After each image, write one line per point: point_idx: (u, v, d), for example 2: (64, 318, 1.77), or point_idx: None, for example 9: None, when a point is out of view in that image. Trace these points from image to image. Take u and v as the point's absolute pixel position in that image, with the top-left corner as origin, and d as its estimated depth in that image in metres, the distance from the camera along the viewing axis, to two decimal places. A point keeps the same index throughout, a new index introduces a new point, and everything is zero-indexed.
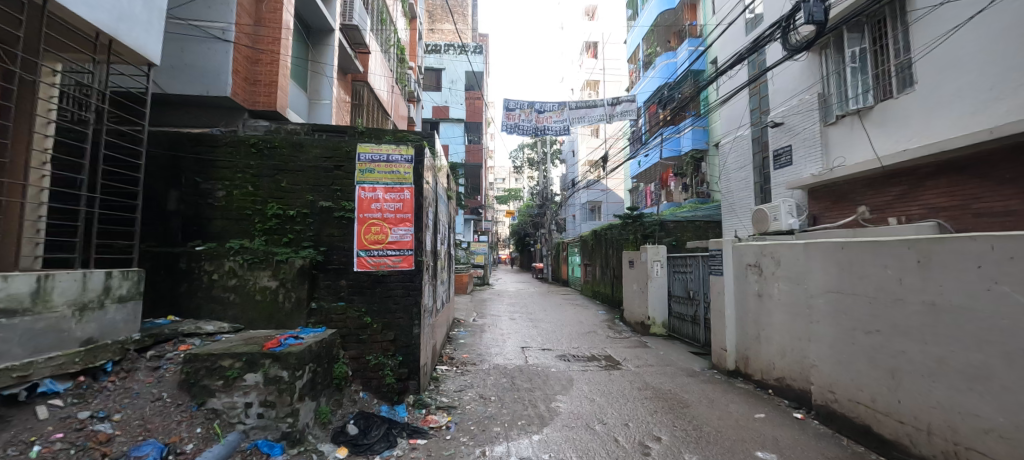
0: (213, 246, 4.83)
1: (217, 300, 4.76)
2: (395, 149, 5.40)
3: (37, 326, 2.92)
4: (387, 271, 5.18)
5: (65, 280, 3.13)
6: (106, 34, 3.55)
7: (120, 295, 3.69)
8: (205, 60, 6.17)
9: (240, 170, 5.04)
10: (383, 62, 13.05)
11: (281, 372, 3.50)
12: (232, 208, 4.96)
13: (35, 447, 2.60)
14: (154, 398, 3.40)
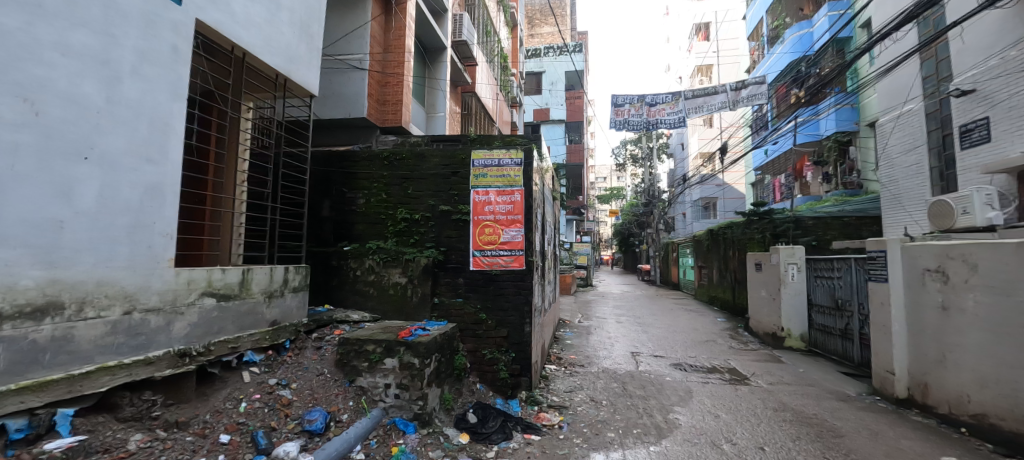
0: (357, 246, 5.61)
1: (360, 293, 5.51)
2: (506, 154, 5.63)
3: (243, 307, 3.74)
4: (500, 270, 5.43)
5: (259, 273, 3.95)
6: (282, 74, 4.37)
7: (295, 286, 4.49)
8: (347, 88, 7.24)
9: (375, 179, 5.78)
10: (489, 72, 13.74)
11: (413, 359, 3.91)
12: (370, 212, 5.71)
13: (242, 403, 3.32)
14: (319, 372, 4.06)
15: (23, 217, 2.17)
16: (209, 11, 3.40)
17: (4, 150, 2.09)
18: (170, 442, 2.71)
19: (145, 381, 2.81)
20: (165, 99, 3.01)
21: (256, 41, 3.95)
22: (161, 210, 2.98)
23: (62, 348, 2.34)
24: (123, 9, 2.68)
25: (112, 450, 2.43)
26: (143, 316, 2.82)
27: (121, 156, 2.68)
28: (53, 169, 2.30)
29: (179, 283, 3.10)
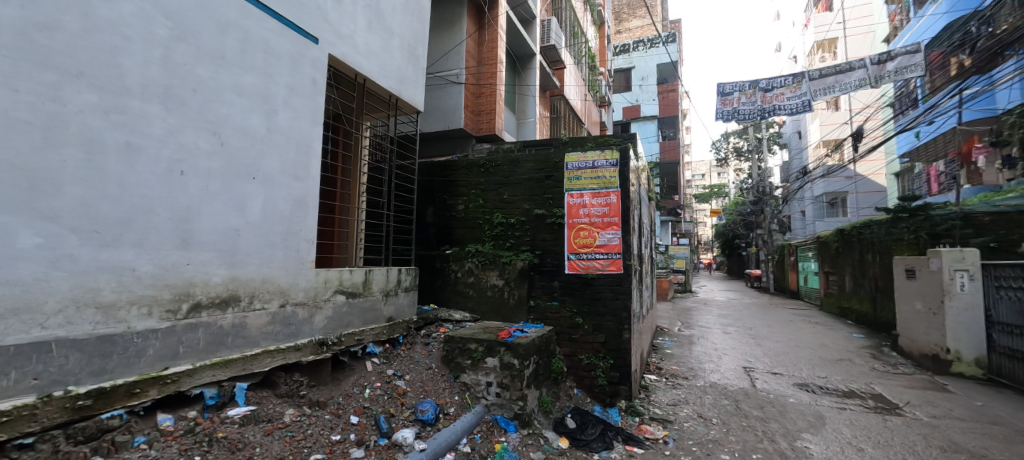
0: (457, 249, 5.96)
1: (461, 294, 5.84)
2: (600, 155, 5.50)
3: (366, 304, 4.20)
4: (596, 274, 5.31)
5: (378, 274, 4.39)
6: (394, 94, 4.84)
7: (407, 286, 4.91)
8: (447, 102, 7.75)
9: (473, 186, 6.08)
10: (576, 73, 13.60)
11: (513, 359, 4.02)
12: (468, 217, 6.03)
13: (367, 390, 3.71)
14: (428, 366, 4.36)
15: (213, 227, 2.73)
16: (338, 46, 3.91)
17: (201, 175, 2.66)
18: (315, 417, 3.09)
19: (295, 363, 3.32)
20: (308, 124, 3.52)
21: (374, 68, 4.44)
22: (305, 219, 3.48)
23: (239, 333, 2.89)
24: (277, 53, 3.22)
25: (273, 421, 2.84)
26: (293, 308, 3.33)
27: (277, 174, 3.21)
28: (231, 188, 2.86)
29: (318, 282, 3.60)
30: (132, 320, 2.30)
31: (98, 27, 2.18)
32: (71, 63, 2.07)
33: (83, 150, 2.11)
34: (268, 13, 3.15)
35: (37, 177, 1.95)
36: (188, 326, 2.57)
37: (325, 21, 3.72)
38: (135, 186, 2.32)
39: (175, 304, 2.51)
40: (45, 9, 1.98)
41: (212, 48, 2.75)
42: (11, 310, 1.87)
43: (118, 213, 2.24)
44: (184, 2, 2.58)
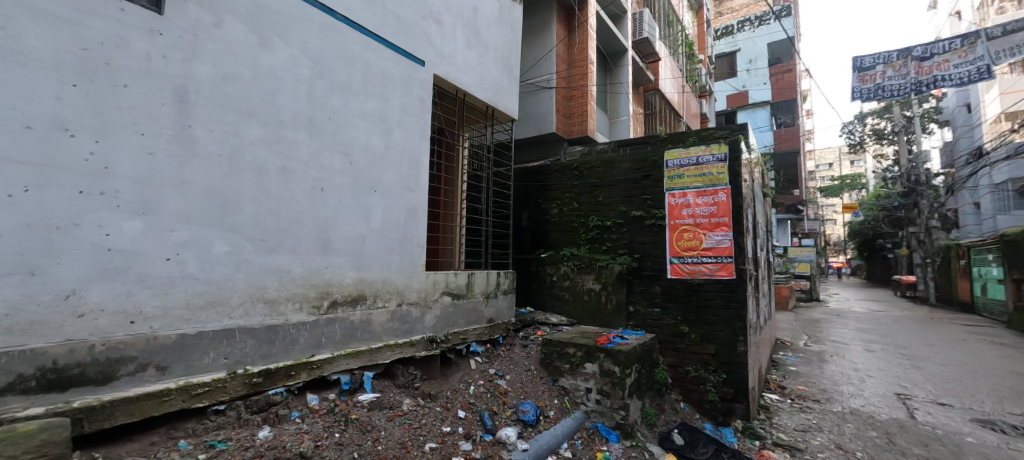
0: (552, 253, 5.99)
1: (557, 298, 5.85)
2: (704, 150, 5.08)
3: (469, 305, 4.44)
4: (703, 280, 4.92)
5: (479, 276, 4.61)
6: (490, 105, 5.06)
7: (505, 288, 5.08)
8: (538, 107, 7.87)
9: (567, 189, 6.07)
10: (673, 65, 12.76)
11: (614, 367, 3.90)
12: (563, 221, 6.02)
13: (471, 386, 3.90)
14: (527, 368, 4.44)
15: (345, 235, 3.15)
16: (441, 65, 4.22)
17: (335, 190, 3.09)
18: (428, 408, 3.33)
19: (410, 357, 3.65)
20: (418, 140, 3.86)
21: (472, 82, 4.70)
22: (417, 226, 3.82)
23: (365, 328, 3.27)
24: (392, 78, 3.61)
25: (394, 408, 3.13)
26: (408, 307, 3.68)
27: (393, 186, 3.58)
28: (358, 200, 3.26)
29: (428, 283, 3.92)
30: (287, 314, 2.76)
31: (263, 74, 2.67)
32: (245, 105, 2.58)
33: (253, 174, 2.60)
34: (384, 44, 3.55)
35: (225, 198, 2.46)
36: (327, 320, 3.00)
37: (430, 44, 4.05)
38: (289, 202, 2.79)
39: (317, 301, 2.95)
40: (228, 64, 2.50)
41: (342, 80, 3.18)
42: (209, 302, 2.39)
43: (278, 225, 2.72)
44: (321, 44, 3.03)
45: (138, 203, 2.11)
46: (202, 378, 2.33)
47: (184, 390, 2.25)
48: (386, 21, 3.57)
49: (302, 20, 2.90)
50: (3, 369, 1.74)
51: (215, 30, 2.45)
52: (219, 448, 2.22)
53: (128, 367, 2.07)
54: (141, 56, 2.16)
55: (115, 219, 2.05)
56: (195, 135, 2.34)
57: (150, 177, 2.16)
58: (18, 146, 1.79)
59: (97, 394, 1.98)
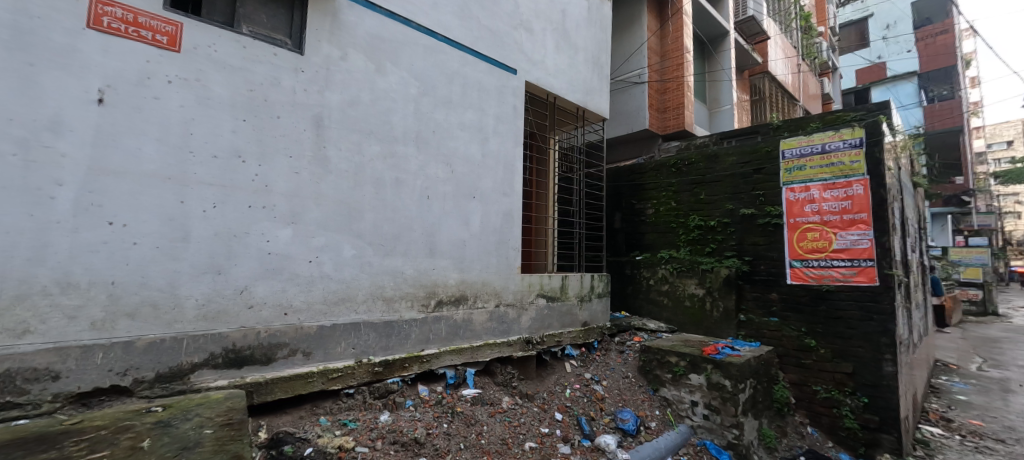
0: (648, 255, 5.70)
1: (654, 303, 5.54)
2: (831, 136, 4.43)
3: (563, 308, 4.43)
4: (834, 286, 4.27)
5: (573, 279, 4.58)
6: (581, 106, 5.01)
7: (600, 291, 4.95)
8: (630, 104, 7.58)
9: (664, 188, 5.73)
10: (785, 42, 11.30)
11: (724, 380, 3.56)
12: (660, 222, 5.70)
13: (567, 390, 3.88)
14: (624, 375, 4.27)
15: (448, 239, 3.39)
16: (532, 72, 4.31)
17: (440, 197, 3.34)
18: (526, 408, 3.40)
19: (508, 357, 3.77)
20: (512, 146, 3.98)
21: (562, 85, 4.70)
22: (513, 229, 3.94)
23: (467, 327, 3.47)
24: (487, 89, 3.78)
25: (494, 404, 3.26)
26: (505, 308, 3.81)
27: (490, 192, 3.74)
28: (459, 206, 3.48)
29: (524, 285, 4.00)
30: (401, 311, 3.05)
31: (379, 96, 3.00)
32: (366, 125, 2.92)
33: (373, 186, 2.93)
34: (479, 57, 3.73)
35: (351, 207, 2.81)
36: (434, 318, 3.24)
37: (521, 53, 4.16)
38: (402, 210, 3.09)
39: (426, 300, 3.21)
40: (352, 91, 2.86)
41: (444, 95, 3.43)
42: (341, 299, 2.75)
43: (393, 230, 3.03)
44: (425, 64, 3.30)
45: (289, 214, 2.53)
46: (337, 364, 2.69)
47: (323, 374, 2.61)
48: (481, 35, 3.75)
49: (409, 44, 3.20)
50: (201, 347, 2.22)
51: (342, 63, 2.82)
52: (350, 427, 2.52)
53: (283, 352, 2.48)
54: (289, 92, 2.58)
55: (273, 228, 2.47)
56: (328, 154, 2.72)
57: (297, 192, 2.57)
58: (209, 171, 2.26)
59: (262, 372, 2.40)
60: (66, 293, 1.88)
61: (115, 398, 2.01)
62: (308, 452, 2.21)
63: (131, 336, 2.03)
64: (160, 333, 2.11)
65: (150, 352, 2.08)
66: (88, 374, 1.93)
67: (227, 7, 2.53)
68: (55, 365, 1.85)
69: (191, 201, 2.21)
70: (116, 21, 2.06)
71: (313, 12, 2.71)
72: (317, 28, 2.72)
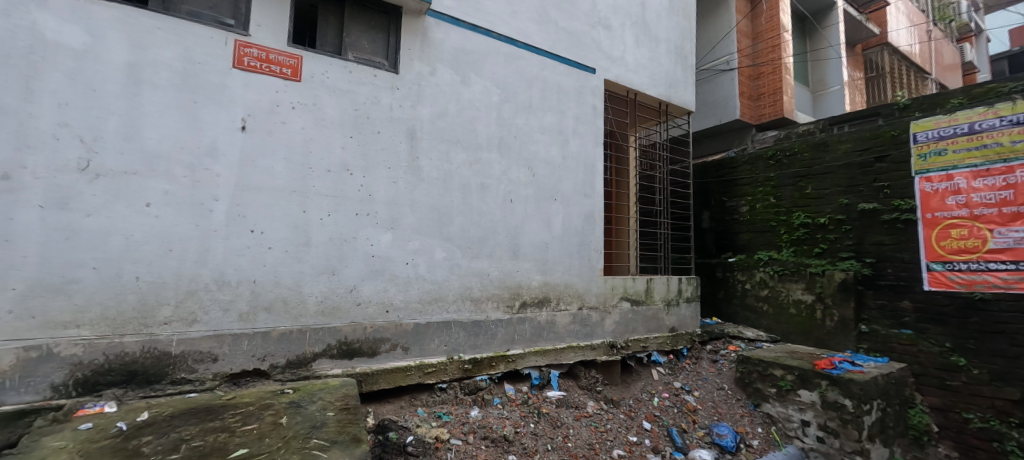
0: (744, 257, 5.22)
1: (752, 309, 5.06)
2: (981, 113, 3.62)
3: (649, 312, 4.23)
4: (990, 294, 3.50)
5: (659, 282, 4.35)
6: (664, 100, 4.76)
7: (689, 296, 4.64)
8: (718, 93, 7.02)
9: (761, 183, 5.22)
10: (912, 7, 9.64)
11: (842, 399, 3.13)
12: (757, 220, 5.19)
13: (655, 398, 3.70)
14: (719, 386, 3.95)
15: (531, 241, 3.44)
16: (611, 69, 4.20)
17: (522, 201, 3.40)
18: (612, 414, 3.31)
19: (592, 361, 3.71)
20: (592, 146, 3.91)
21: (643, 80, 4.52)
22: (594, 231, 3.87)
23: (550, 329, 3.49)
24: (566, 91, 3.78)
25: (579, 408, 3.22)
26: (588, 311, 3.75)
27: (571, 194, 3.72)
28: (541, 209, 3.52)
29: (607, 288, 3.92)
30: (488, 311, 3.17)
31: (465, 106, 3.16)
32: (453, 134, 3.09)
33: (461, 192, 3.09)
34: (558, 60, 3.74)
35: (442, 213, 2.99)
36: (519, 318, 3.32)
37: (600, 51, 4.08)
38: (487, 214, 3.21)
39: (510, 301, 3.29)
40: (441, 103, 3.05)
41: (524, 100, 3.49)
42: (433, 299, 2.94)
43: (479, 234, 3.16)
44: (506, 71, 3.40)
45: (389, 220, 2.77)
46: (431, 359, 2.88)
47: (420, 368, 2.81)
48: (559, 38, 3.76)
49: (491, 54, 3.32)
50: (320, 339, 2.51)
51: (431, 78, 3.02)
52: (445, 420, 2.66)
53: (385, 346, 2.72)
54: (387, 108, 2.82)
55: (376, 233, 2.72)
56: (421, 164, 2.93)
57: (396, 200, 2.81)
58: (324, 184, 2.57)
59: (369, 364, 2.65)
60: (221, 289, 2.27)
61: (256, 379, 2.35)
62: (409, 440, 2.35)
63: (267, 327, 2.38)
64: (288, 325, 2.44)
65: (281, 341, 2.41)
66: (237, 358, 2.30)
67: (336, 37, 2.82)
68: (214, 349, 2.24)
69: (311, 210, 2.52)
70: (254, 59, 2.42)
71: (406, 34, 2.94)
72: (409, 48, 2.94)
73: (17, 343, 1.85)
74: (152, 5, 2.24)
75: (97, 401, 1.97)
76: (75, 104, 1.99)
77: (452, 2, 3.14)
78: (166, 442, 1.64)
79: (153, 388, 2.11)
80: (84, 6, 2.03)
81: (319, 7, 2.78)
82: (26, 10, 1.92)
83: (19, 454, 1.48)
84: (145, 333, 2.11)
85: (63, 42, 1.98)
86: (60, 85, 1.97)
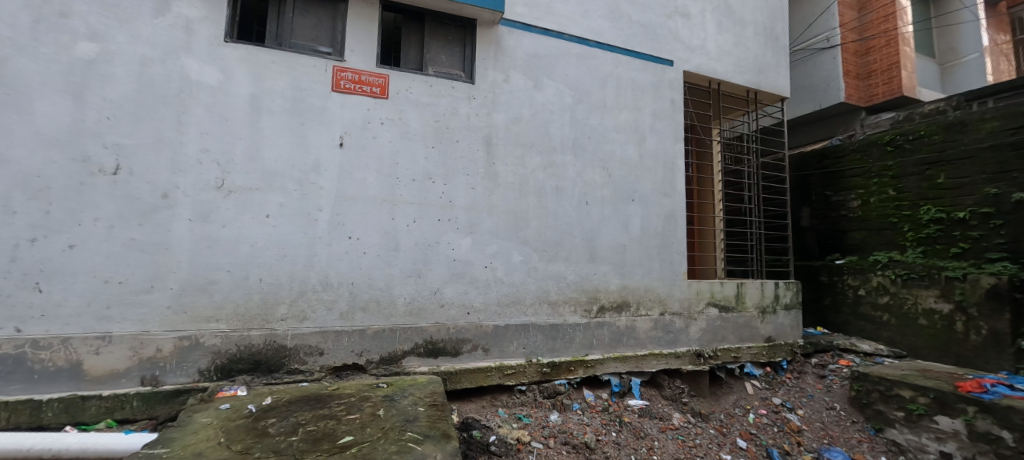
0: (856, 259, 4.56)
1: (868, 319, 4.40)
2: None
3: (741, 320, 3.88)
4: None
5: (752, 287, 3.97)
6: (752, 88, 4.34)
7: (788, 302, 4.16)
8: (817, 75, 6.26)
9: (876, 174, 4.55)
10: None
11: (999, 430, 2.54)
12: (871, 216, 4.52)
13: (751, 414, 3.38)
14: (828, 406, 3.49)
15: (609, 244, 3.35)
16: (691, 59, 3.94)
17: (599, 202, 3.33)
18: (701, 428, 3.08)
19: (676, 370, 3.49)
20: (671, 142, 3.70)
21: (727, 67, 4.16)
22: (677, 232, 3.64)
23: (630, 334, 3.37)
24: (642, 87, 3.63)
25: (664, 420, 3.04)
26: (671, 317, 3.55)
27: (651, 193, 3.55)
28: (618, 210, 3.41)
29: (692, 293, 3.67)
30: (566, 315, 3.15)
31: (538, 110, 3.18)
32: (527, 139, 3.13)
33: (536, 195, 3.11)
34: (632, 55, 3.60)
35: (518, 217, 3.04)
36: (597, 323, 3.25)
37: (678, 41, 3.86)
38: (562, 216, 3.19)
39: (588, 305, 3.24)
40: (515, 109, 3.11)
41: (598, 100, 3.42)
42: (512, 301, 2.99)
43: (555, 237, 3.15)
44: (579, 72, 3.36)
45: (468, 225, 2.88)
46: (511, 361, 2.93)
47: (500, 369, 2.87)
48: (633, 33, 3.62)
49: (562, 56, 3.30)
50: (409, 338, 2.68)
51: (506, 85, 3.09)
52: (525, 422, 2.68)
53: (467, 346, 2.83)
54: (464, 118, 2.94)
55: (457, 238, 2.84)
56: (498, 170, 3.01)
57: (474, 206, 2.91)
58: (410, 193, 2.75)
59: (452, 363, 2.78)
60: (326, 290, 2.53)
61: (355, 373, 2.57)
62: (492, 440, 2.40)
63: (364, 325, 2.60)
64: (382, 324, 2.64)
65: (376, 339, 2.61)
66: (339, 352, 2.53)
67: (418, 54, 3.00)
68: (320, 343, 2.50)
69: (399, 217, 2.71)
70: (348, 82, 2.65)
71: (480, 45, 3.04)
72: (484, 58, 3.04)
73: (175, 333, 2.26)
74: (268, 43, 2.60)
75: (231, 385, 2.31)
76: (213, 133, 2.37)
77: (523, 9, 3.18)
78: (287, 424, 1.86)
79: (274, 376, 2.40)
80: (218, 49, 2.41)
81: (402, 29, 2.97)
82: (177, 57, 2.33)
83: (178, 425, 1.79)
84: (267, 328, 2.42)
85: (203, 81, 2.37)
86: (202, 117, 2.36)
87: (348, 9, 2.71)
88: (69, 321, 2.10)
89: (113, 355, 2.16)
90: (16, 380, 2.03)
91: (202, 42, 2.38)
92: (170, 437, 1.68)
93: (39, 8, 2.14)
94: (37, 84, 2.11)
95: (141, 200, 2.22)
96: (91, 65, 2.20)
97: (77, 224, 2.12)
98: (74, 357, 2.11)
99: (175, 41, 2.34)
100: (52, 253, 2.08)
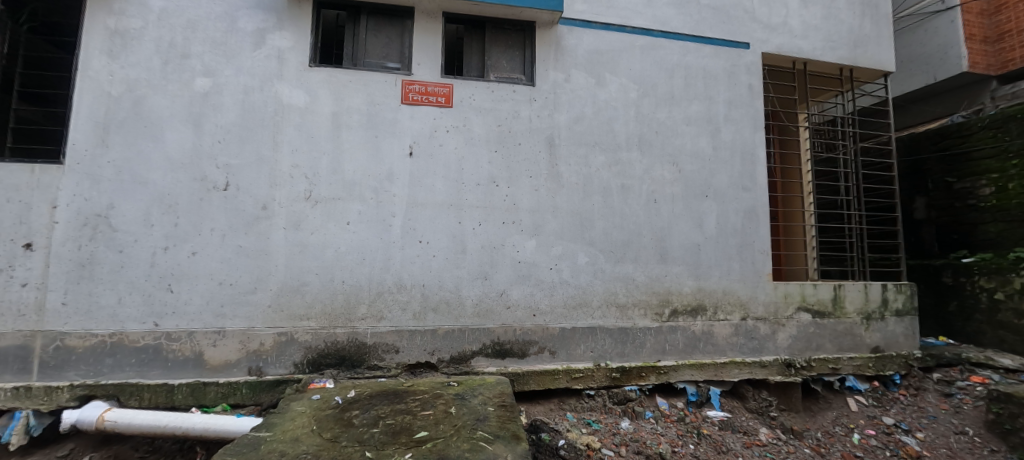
0: (989, 257, 3.85)
1: (1009, 329, 3.66)
2: None
3: (839, 327, 3.44)
4: None
5: (852, 290, 3.51)
6: (846, 66, 3.85)
7: (899, 308, 3.61)
8: (932, 43, 5.38)
9: (1014, 154, 3.79)
10: None
11: None
12: (1011, 205, 3.77)
13: (855, 434, 2.99)
14: (958, 430, 2.96)
15: (682, 243, 3.16)
16: (772, 39, 3.59)
17: (668, 200, 3.16)
18: (793, 446, 2.78)
19: (762, 380, 3.19)
20: (750, 131, 3.40)
21: (815, 44, 3.73)
22: (759, 229, 3.33)
23: (707, 340, 3.15)
24: (715, 74, 3.38)
25: (749, 435, 2.79)
26: (754, 322, 3.25)
27: (727, 189, 3.29)
28: (691, 207, 3.21)
29: (778, 296, 3.34)
30: (635, 318, 3.03)
31: (601, 107, 3.11)
32: (591, 138, 3.07)
33: (601, 195, 3.04)
34: (701, 42, 3.37)
35: (584, 217, 2.99)
36: (670, 327, 3.08)
37: (755, 21, 3.54)
38: (631, 216, 3.08)
39: (659, 308, 3.08)
40: (577, 108, 3.06)
41: (665, 92, 3.25)
42: (578, 304, 2.95)
43: (622, 237, 3.05)
44: (643, 65, 3.22)
45: (533, 227, 2.89)
46: (578, 365, 2.88)
47: (567, 372, 2.84)
48: (703, 17, 3.39)
49: (625, 50, 3.19)
50: (477, 338, 2.75)
51: (567, 84, 3.06)
52: (595, 427, 2.61)
53: (533, 348, 2.84)
54: (527, 120, 2.96)
55: (521, 240, 2.87)
56: (561, 171, 2.98)
57: (538, 208, 2.91)
58: (475, 197, 2.82)
59: (520, 365, 2.80)
60: (400, 291, 2.68)
61: (428, 371, 2.68)
62: (561, 444, 2.36)
63: (435, 325, 2.71)
64: (451, 324, 2.73)
65: (446, 338, 2.71)
66: (413, 351, 2.67)
67: (480, 61, 3.08)
68: (396, 342, 2.65)
69: (466, 221, 2.80)
70: (416, 93, 2.79)
71: (540, 47, 3.04)
72: (544, 60, 3.03)
73: (274, 329, 2.53)
74: (345, 64, 2.82)
75: (321, 377, 2.52)
76: (302, 150, 2.62)
77: (583, 5, 3.13)
78: (369, 416, 2.00)
79: (356, 371, 2.59)
80: (304, 74, 2.67)
81: (465, 39, 3.06)
82: (272, 84, 2.62)
83: (280, 412, 2.00)
84: (350, 326, 2.62)
85: (293, 103, 2.64)
86: (292, 136, 2.62)
87: (414, 25, 2.87)
88: (193, 317, 2.45)
89: (226, 347, 2.47)
90: (156, 366, 2.41)
91: (292, 68, 2.66)
92: (273, 422, 1.89)
93: (167, 52, 2.53)
94: (167, 116, 2.50)
95: (245, 212, 2.53)
96: (206, 97, 2.55)
97: (198, 234, 2.47)
98: (197, 348, 2.45)
99: (270, 70, 2.63)
100: (180, 259, 2.45)
